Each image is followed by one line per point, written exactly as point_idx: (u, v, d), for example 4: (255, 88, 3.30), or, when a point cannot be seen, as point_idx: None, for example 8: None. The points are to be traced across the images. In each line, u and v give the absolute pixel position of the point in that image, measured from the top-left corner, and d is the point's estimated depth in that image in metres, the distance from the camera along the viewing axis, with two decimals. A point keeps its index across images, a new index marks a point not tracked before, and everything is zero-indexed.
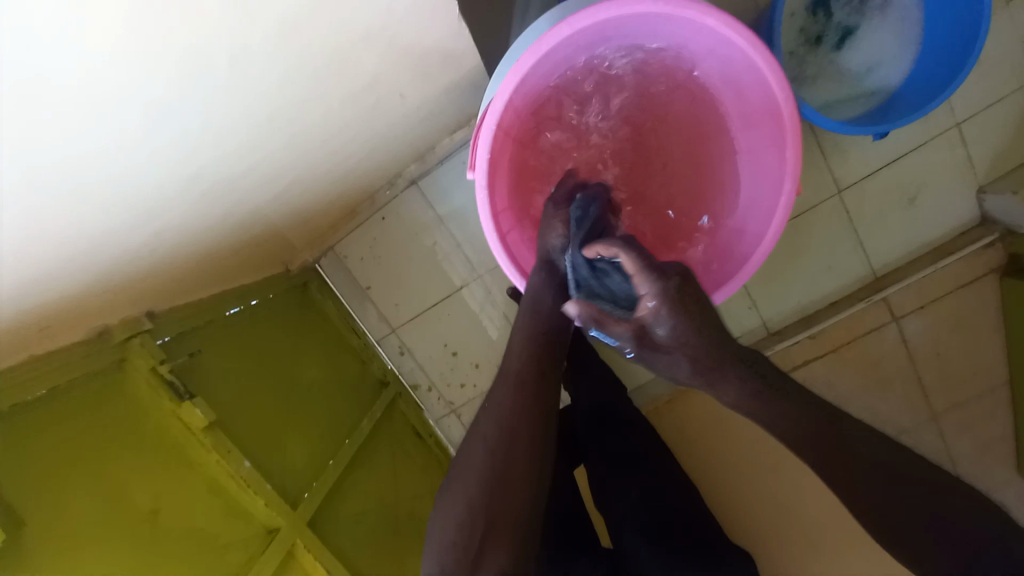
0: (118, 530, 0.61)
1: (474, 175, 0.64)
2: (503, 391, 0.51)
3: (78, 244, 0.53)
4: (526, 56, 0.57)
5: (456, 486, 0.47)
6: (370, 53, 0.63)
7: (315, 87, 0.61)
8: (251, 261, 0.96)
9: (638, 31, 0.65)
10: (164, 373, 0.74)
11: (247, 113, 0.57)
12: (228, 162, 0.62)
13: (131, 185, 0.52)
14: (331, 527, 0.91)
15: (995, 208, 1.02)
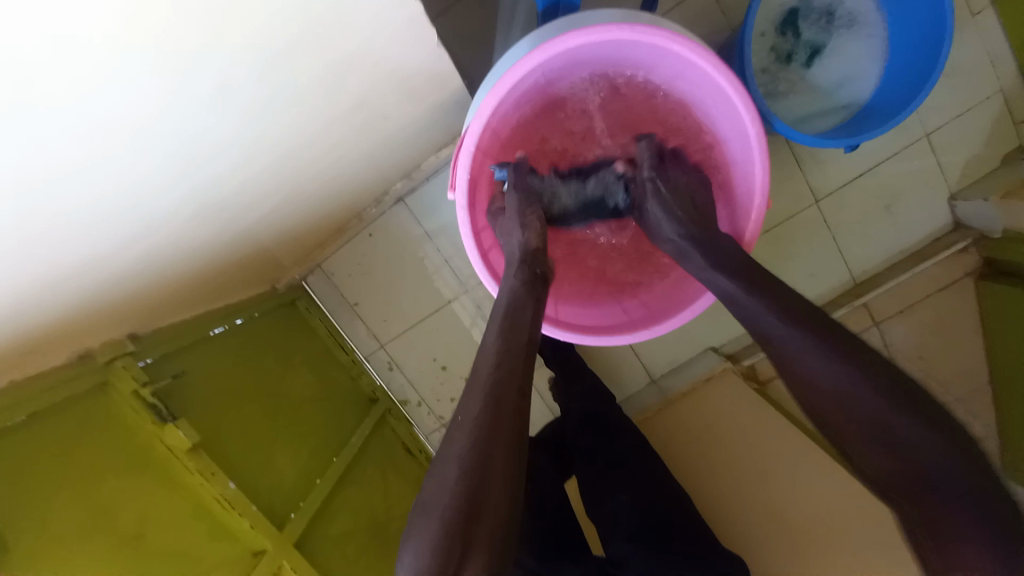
0: (98, 559, 0.60)
1: (454, 195, 0.65)
2: (473, 402, 0.46)
3: (64, 268, 0.53)
4: (500, 82, 0.59)
5: (431, 502, 0.42)
6: (355, 75, 0.65)
7: (302, 109, 0.63)
8: (236, 280, 0.96)
9: (610, 53, 0.67)
10: (147, 396, 0.73)
11: (235, 136, 0.58)
12: (217, 184, 0.63)
13: (119, 208, 0.53)
14: (319, 548, 0.89)
15: (968, 214, 1.06)
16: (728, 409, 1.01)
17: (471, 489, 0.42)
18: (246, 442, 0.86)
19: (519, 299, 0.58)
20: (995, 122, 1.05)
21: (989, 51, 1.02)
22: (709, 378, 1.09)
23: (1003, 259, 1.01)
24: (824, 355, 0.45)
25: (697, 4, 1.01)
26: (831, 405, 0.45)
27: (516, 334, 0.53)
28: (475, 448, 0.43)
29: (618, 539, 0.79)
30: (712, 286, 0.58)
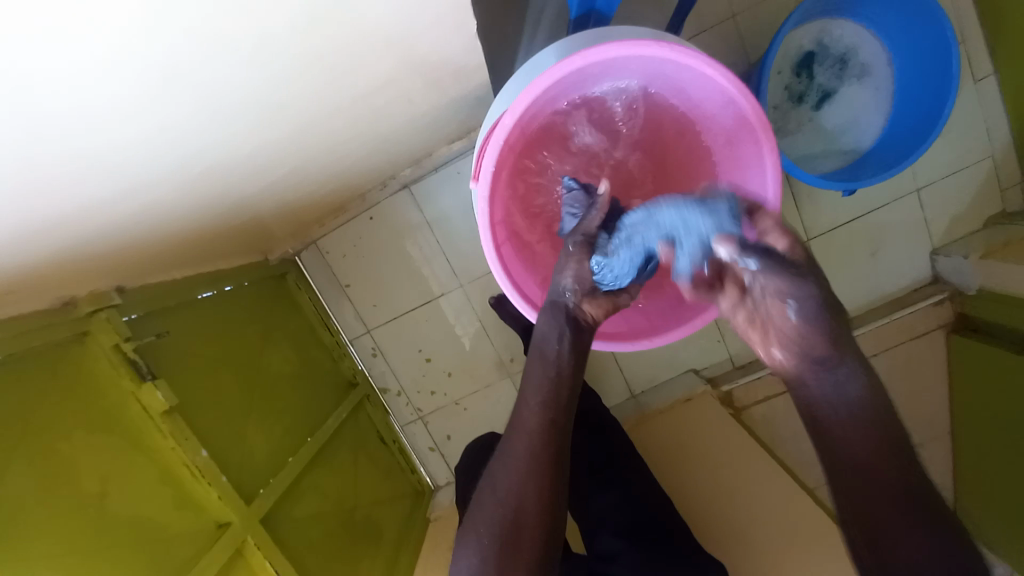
0: (60, 513, 0.58)
1: (477, 185, 0.65)
2: (514, 450, 0.52)
3: (63, 209, 0.51)
4: (538, 81, 0.59)
5: (473, 534, 0.51)
6: (388, 58, 0.65)
7: (329, 82, 0.62)
8: (229, 246, 0.94)
9: (644, 72, 0.67)
10: (128, 351, 0.71)
11: (261, 98, 0.56)
12: (232, 144, 0.62)
13: (130, 156, 0.51)
14: (286, 528, 0.87)
15: (947, 268, 1.11)
16: (703, 428, 1.03)
17: (507, 530, 0.50)
18: (222, 412, 0.84)
19: (556, 345, 0.56)
20: (982, 185, 1.10)
21: (985, 116, 1.07)
22: (688, 399, 1.11)
23: (975, 316, 1.06)
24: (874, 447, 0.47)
25: (718, 35, 1.04)
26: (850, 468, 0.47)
27: (563, 384, 0.54)
28: (525, 477, 0.51)
29: (605, 536, 0.80)
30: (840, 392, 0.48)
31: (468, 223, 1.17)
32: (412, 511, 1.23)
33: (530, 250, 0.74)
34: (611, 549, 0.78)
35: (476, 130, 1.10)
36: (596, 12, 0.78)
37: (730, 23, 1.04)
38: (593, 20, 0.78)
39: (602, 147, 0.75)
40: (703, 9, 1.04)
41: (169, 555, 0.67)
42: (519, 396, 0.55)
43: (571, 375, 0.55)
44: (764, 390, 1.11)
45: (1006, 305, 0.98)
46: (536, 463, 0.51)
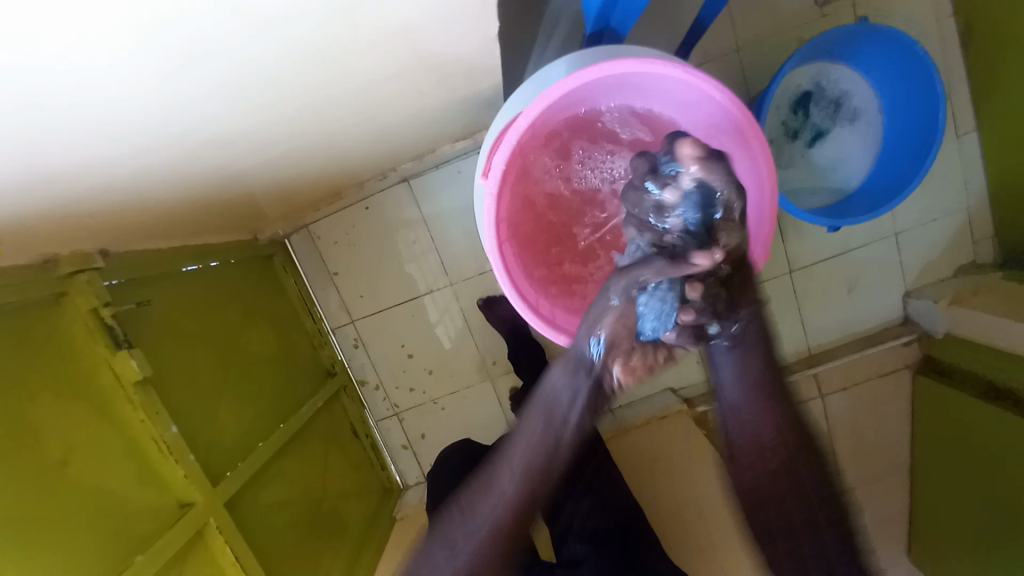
0: (16, 478, 0.55)
1: (485, 182, 0.65)
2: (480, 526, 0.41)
3: (60, 161, 0.50)
4: (558, 85, 0.60)
5: None
6: (409, 53, 0.65)
7: (350, 67, 0.62)
8: (220, 220, 0.92)
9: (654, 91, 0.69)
10: (106, 316, 0.69)
11: (278, 69, 0.55)
12: (242, 114, 0.60)
13: (132, 114, 0.49)
14: (249, 513, 0.84)
15: (918, 312, 1.16)
16: (675, 444, 1.06)
17: None
18: (195, 389, 0.81)
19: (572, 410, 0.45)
20: (956, 235, 1.16)
21: (964, 170, 1.14)
22: (663, 415, 1.11)
23: (941, 358, 1.11)
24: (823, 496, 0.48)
25: (723, 67, 1.08)
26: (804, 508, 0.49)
27: (559, 470, 0.44)
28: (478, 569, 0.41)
29: (570, 543, 0.79)
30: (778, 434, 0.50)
31: (465, 223, 1.18)
32: (378, 509, 1.21)
33: (528, 252, 0.73)
34: (577, 556, 0.78)
35: (481, 131, 1.12)
36: (610, 30, 0.81)
37: (735, 56, 1.08)
38: (607, 37, 0.81)
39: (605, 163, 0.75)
40: (711, 39, 1.07)
41: (125, 534, 0.64)
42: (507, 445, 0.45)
43: (570, 454, 0.45)
44: None
45: (975, 350, 1.02)
46: (491, 557, 0.41)
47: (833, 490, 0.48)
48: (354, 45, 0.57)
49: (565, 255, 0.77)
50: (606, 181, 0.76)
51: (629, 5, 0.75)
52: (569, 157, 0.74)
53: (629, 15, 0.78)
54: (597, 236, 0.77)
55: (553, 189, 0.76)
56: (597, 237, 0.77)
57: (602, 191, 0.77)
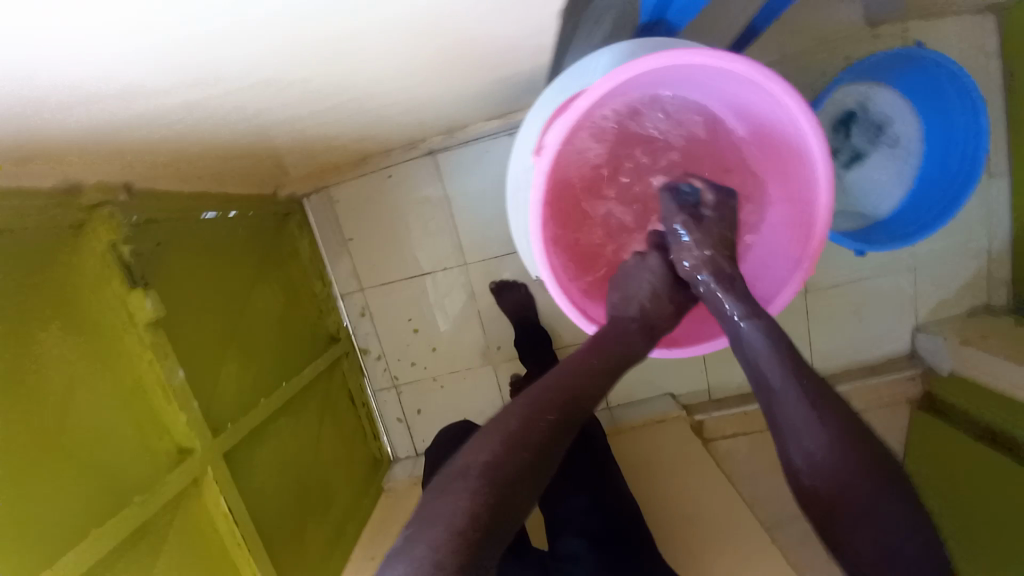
0: (20, 406, 0.54)
1: (536, 159, 0.62)
2: (542, 391, 0.54)
3: (109, 86, 0.47)
4: (630, 66, 0.56)
5: (467, 465, 0.48)
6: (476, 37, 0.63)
7: (415, 50, 0.61)
8: (244, 172, 0.90)
9: (710, 86, 0.67)
10: (124, 253, 0.68)
11: (361, 42, 0.53)
12: (299, 69, 0.57)
13: (200, 57, 0.47)
14: (245, 465, 0.84)
15: (925, 347, 1.16)
16: (669, 450, 1.09)
17: (502, 472, 0.47)
18: (204, 338, 0.80)
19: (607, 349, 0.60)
20: (972, 276, 1.16)
21: (991, 211, 1.13)
22: (662, 420, 1.16)
23: (946, 399, 1.11)
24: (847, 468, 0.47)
25: None
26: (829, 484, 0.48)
27: (595, 383, 0.56)
28: (535, 426, 0.51)
29: (568, 536, 0.77)
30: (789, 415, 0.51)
31: (486, 206, 1.16)
32: (367, 479, 1.21)
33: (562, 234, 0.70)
34: (571, 550, 0.76)
35: (515, 113, 1.09)
36: (664, 22, 0.79)
37: (779, 67, 1.06)
38: (660, 30, 0.79)
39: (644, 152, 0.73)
40: (757, 48, 1.06)
41: (122, 475, 0.63)
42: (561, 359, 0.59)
43: (603, 381, 0.57)
44: (733, 426, 1.19)
45: (980, 393, 1.02)
46: (550, 423, 0.51)
47: (874, 470, 0.48)
48: (425, 27, 0.55)
49: (592, 241, 0.75)
50: (641, 171, 0.74)
51: (689, 2, 0.73)
52: (611, 141, 0.71)
53: (686, 10, 0.75)
54: (622, 228, 0.76)
55: (590, 173, 0.73)
56: (623, 227, 0.76)
57: (635, 181, 0.75)
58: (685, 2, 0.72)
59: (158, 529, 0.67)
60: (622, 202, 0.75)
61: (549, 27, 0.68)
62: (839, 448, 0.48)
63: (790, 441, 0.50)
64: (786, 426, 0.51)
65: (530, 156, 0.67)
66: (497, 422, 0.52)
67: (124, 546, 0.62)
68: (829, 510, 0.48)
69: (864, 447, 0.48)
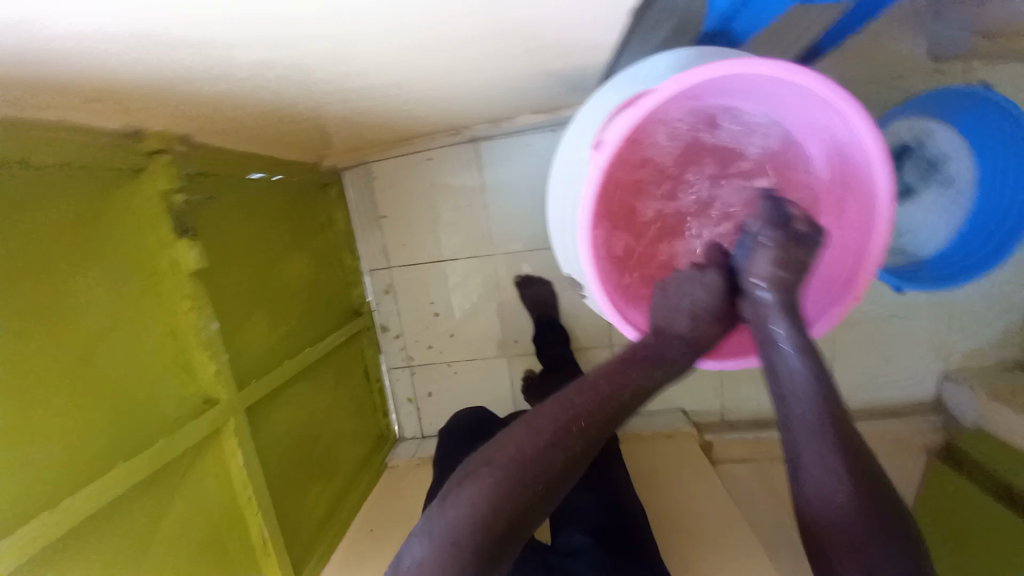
0: (66, 337, 0.57)
1: (594, 153, 0.60)
2: (578, 395, 0.56)
3: (188, 55, 0.48)
4: (702, 69, 0.53)
5: (499, 454, 0.52)
6: (547, 36, 0.63)
7: (481, 45, 0.61)
8: (294, 142, 0.92)
9: (783, 112, 0.66)
10: (175, 202, 0.70)
11: (432, 31, 0.53)
12: (371, 57, 0.58)
13: (278, 36, 0.47)
14: (263, 420, 0.86)
15: (951, 397, 1.13)
16: (675, 465, 1.08)
17: (528, 468, 0.50)
18: (239, 294, 0.83)
19: (640, 364, 0.61)
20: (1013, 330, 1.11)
21: None
22: (671, 434, 1.16)
23: (965, 450, 1.07)
24: (860, 511, 0.47)
25: None
26: (836, 524, 0.47)
27: (628, 397, 0.58)
28: (567, 432, 0.53)
29: (572, 530, 0.77)
30: (813, 457, 0.50)
31: (521, 200, 1.17)
32: (373, 452, 1.23)
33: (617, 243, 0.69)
34: (574, 545, 0.76)
35: (562, 111, 1.09)
36: (727, 33, 0.76)
37: None
38: (722, 40, 0.77)
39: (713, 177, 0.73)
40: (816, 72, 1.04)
41: (152, 416, 0.66)
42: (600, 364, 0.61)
43: (639, 394, 0.59)
44: (740, 450, 1.17)
45: (1003, 450, 0.99)
46: (580, 430, 0.54)
47: (883, 511, 0.47)
48: (495, 26, 0.56)
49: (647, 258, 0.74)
50: (711, 197, 0.74)
51: (756, 16, 0.70)
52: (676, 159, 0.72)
53: (752, 24, 0.73)
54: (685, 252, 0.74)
55: (651, 190, 0.73)
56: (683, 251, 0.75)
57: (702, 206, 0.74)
58: (753, 15, 0.69)
59: (177, 472, 0.69)
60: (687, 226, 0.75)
61: (615, 31, 0.68)
62: (858, 494, 0.48)
63: (807, 470, 0.50)
64: (811, 469, 0.50)
65: (586, 149, 0.66)
66: (533, 418, 0.55)
67: (145, 484, 0.64)
68: (828, 544, 0.48)
69: (878, 492, 0.48)
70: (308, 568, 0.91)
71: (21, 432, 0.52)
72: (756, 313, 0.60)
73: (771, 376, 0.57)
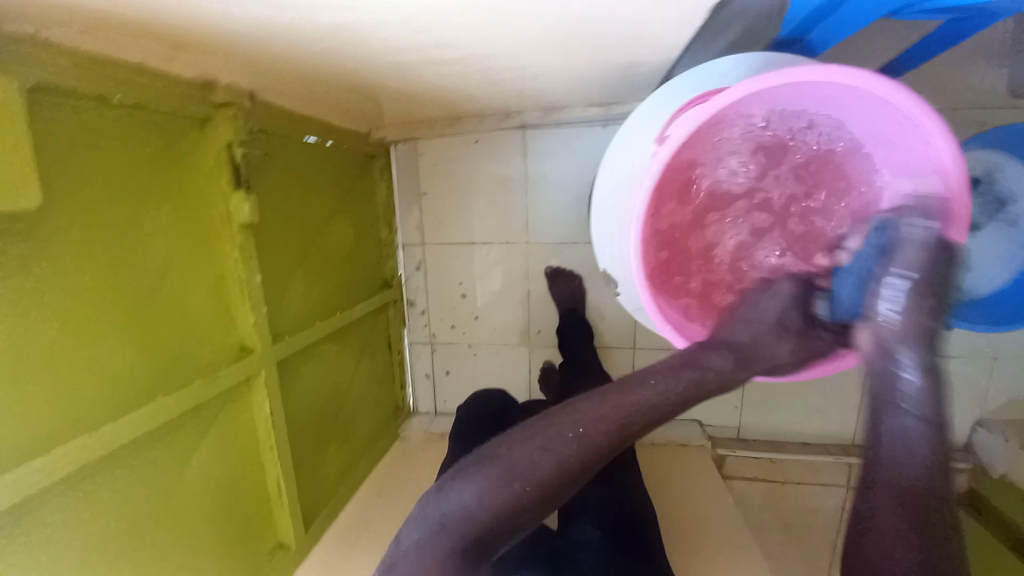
0: (126, 271, 0.59)
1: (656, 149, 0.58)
2: (621, 397, 0.56)
3: (276, 11, 0.49)
4: (775, 75, 0.49)
5: (529, 437, 0.56)
6: (618, 28, 0.62)
7: (553, 30, 0.61)
8: (349, 109, 0.93)
9: (869, 118, 0.56)
10: (236, 154, 0.72)
11: (510, 10, 0.53)
12: (444, 31, 0.58)
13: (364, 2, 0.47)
14: (292, 375, 0.89)
15: (982, 444, 1.08)
16: (685, 476, 1.08)
17: (554, 456, 0.55)
18: (282, 252, 0.85)
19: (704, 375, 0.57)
20: None
21: None
22: (685, 444, 1.16)
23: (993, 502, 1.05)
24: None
25: None
26: None
27: (674, 408, 0.56)
28: (596, 433, 0.55)
29: (584, 522, 0.77)
30: (889, 517, 0.48)
31: (562, 192, 1.16)
32: (388, 422, 1.26)
33: (666, 251, 0.63)
34: (585, 538, 0.75)
35: (615, 105, 1.07)
36: (805, 40, 0.74)
37: None
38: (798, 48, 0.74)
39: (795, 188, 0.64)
40: None
41: (192, 357, 0.69)
42: (662, 364, 0.59)
43: (688, 405, 0.57)
44: (753, 470, 1.15)
45: None
46: (609, 434, 0.55)
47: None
48: (572, 12, 0.55)
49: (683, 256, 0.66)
50: (793, 210, 0.65)
51: (840, 25, 0.67)
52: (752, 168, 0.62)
53: (833, 32, 0.70)
54: (758, 270, 0.67)
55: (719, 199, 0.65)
56: (757, 266, 0.67)
57: (783, 218, 0.66)
58: (835, 23, 0.67)
59: (209, 413, 0.72)
60: (763, 238, 0.67)
61: (688, 29, 0.66)
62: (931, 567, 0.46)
63: (880, 506, 0.49)
64: (885, 525, 0.48)
65: (649, 144, 0.64)
66: (571, 410, 0.57)
67: (180, 420, 0.67)
68: None
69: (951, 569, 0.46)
70: (317, 522, 0.94)
71: (79, 352, 0.55)
72: (880, 351, 0.53)
73: (882, 404, 0.52)
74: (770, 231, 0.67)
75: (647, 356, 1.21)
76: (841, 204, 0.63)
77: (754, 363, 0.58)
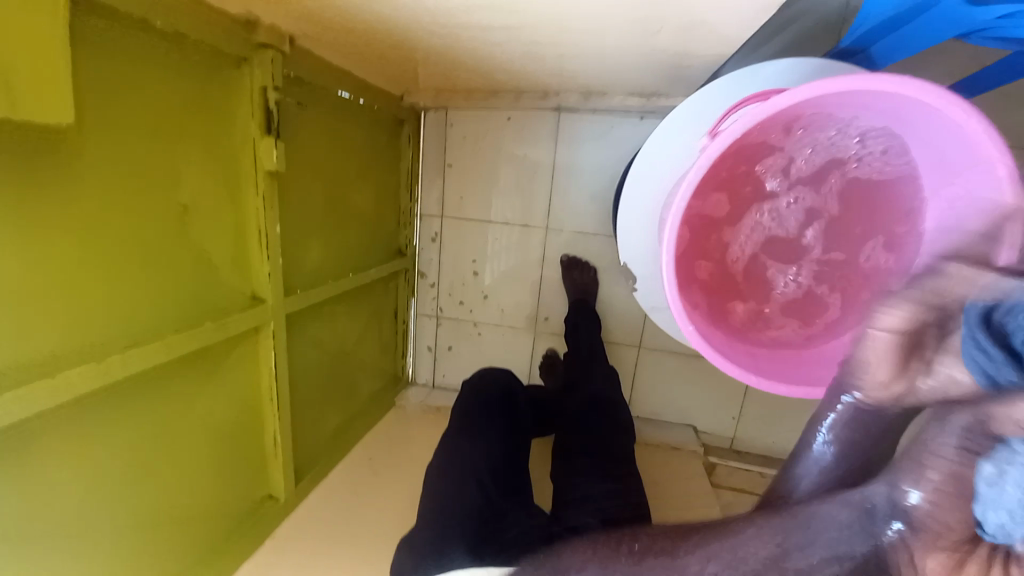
0: (151, 203, 0.58)
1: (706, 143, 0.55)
2: None
3: None
4: (842, 80, 0.45)
5: None
6: (678, 14, 0.59)
7: (611, 8, 0.58)
8: (386, 68, 0.91)
9: (941, 144, 0.48)
10: (270, 100, 0.71)
11: None
12: None
13: None
14: (301, 329, 0.89)
15: None
16: (674, 478, 1.08)
17: None
18: (304, 206, 0.84)
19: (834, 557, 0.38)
20: None
21: None
22: (678, 447, 1.17)
23: None
24: None
25: None
26: None
27: None
28: None
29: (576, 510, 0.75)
30: None
31: (589, 182, 1.14)
32: (385, 389, 1.26)
33: (689, 244, 0.59)
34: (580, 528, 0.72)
35: (656, 99, 1.04)
36: (865, 53, 0.70)
37: None
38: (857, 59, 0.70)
39: (832, 205, 0.58)
40: None
41: (205, 298, 0.68)
42: None
43: None
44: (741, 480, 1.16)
45: None
46: None
47: None
48: None
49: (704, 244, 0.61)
50: (824, 231, 0.59)
51: (905, 41, 0.64)
52: (802, 169, 0.57)
53: (897, 48, 0.67)
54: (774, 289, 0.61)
55: (753, 196, 0.60)
56: (775, 290, 0.61)
57: (813, 243, 0.59)
58: (902, 39, 0.63)
59: (215, 358, 0.72)
60: (785, 258, 0.61)
61: (749, 27, 0.64)
62: None
63: None
64: None
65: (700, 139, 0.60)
66: None
67: (186, 359, 0.67)
68: None
69: None
70: (308, 477, 0.95)
71: (96, 277, 0.54)
72: None
73: None
74: (801, 251, 0.60)
75: (652, 356, 1.21)
76: (876, 242, 0.56)
77: (879, 524, 0.38)
